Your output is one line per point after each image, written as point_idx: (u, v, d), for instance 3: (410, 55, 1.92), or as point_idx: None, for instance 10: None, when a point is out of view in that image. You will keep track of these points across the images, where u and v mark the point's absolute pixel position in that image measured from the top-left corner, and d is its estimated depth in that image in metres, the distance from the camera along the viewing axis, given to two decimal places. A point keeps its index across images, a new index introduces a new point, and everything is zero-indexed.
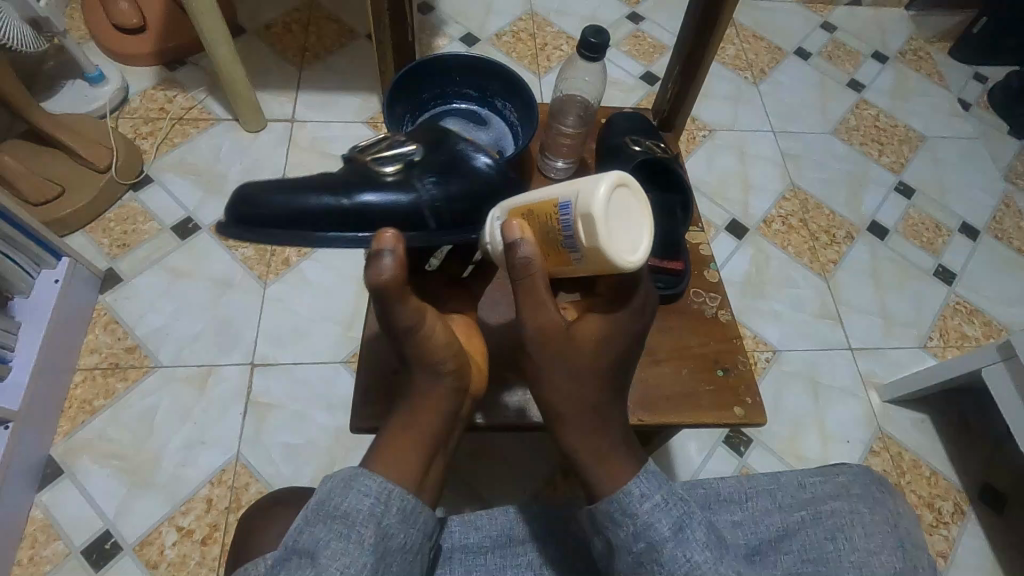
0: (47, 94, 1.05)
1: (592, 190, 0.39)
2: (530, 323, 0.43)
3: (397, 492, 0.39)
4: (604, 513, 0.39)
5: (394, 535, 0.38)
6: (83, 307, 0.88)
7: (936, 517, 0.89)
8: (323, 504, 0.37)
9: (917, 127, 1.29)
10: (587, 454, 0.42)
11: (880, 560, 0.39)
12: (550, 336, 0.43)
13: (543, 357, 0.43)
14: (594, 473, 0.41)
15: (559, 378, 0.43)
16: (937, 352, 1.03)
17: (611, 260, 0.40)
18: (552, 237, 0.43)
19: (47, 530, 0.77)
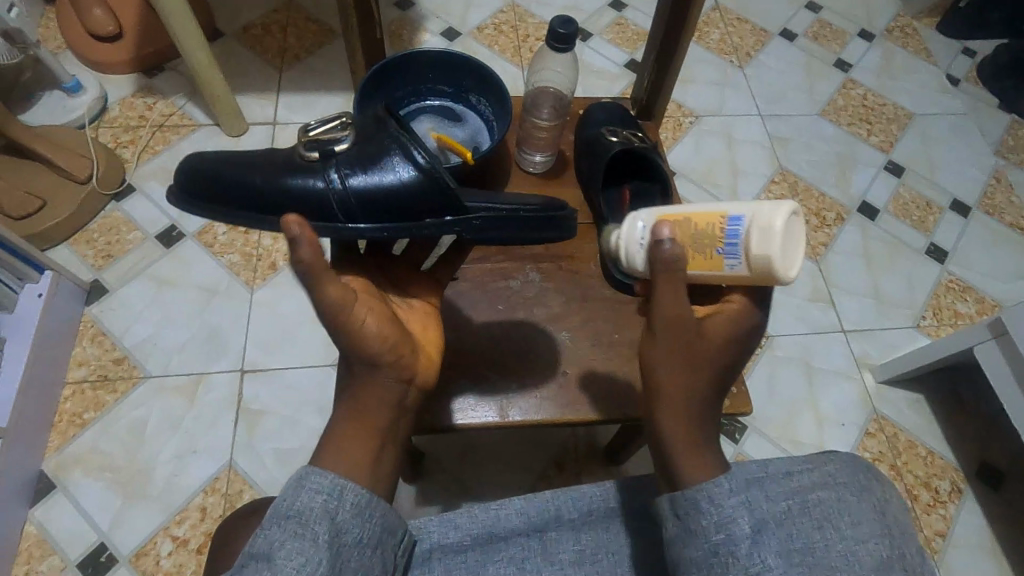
0: (24, 107, 1.04)
1: (768, 214, 0.43)
2: (664, 309, 0.43)
3: (348, 487, 0.40)
4: (689, 500, 0.41)
5: (349, 530, 0.39)
6: (68, 320, 0.88)
7: (933, 497, 0.89)
8: (278, 506, 0.38)
9: (905, 104, 1.27)
10: (681, 444, 0.43)
11: (870, 559, 0.37)
12: (676, 328, 0.43)
13: (665, 347, 0.44)
14: (684, 468, 0.42)
15: (666, 360, 0.44)
16: (930, 331, 1.03)
17: (772, 270, 0.43)
18: (704, 244, 0.45)
19: (42, 545, 0.77)
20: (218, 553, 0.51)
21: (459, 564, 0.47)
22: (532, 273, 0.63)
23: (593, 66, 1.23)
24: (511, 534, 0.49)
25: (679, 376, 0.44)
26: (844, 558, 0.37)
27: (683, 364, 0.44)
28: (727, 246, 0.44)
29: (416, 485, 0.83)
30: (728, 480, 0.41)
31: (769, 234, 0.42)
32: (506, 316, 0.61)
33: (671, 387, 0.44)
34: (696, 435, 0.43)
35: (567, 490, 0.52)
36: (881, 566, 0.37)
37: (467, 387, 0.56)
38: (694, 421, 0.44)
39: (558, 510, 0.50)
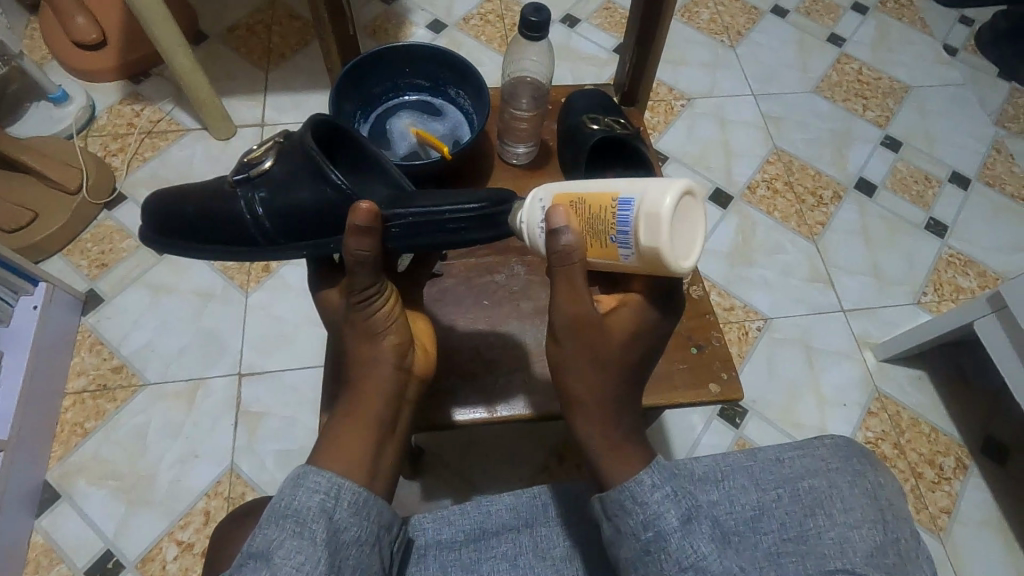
0: (12, 119, 1.04)
1: (659, 198, 0.40)
2: (562, 313, 0.43)
3: (346, 487, 0.40)
4: (616, 501, 0.39)
5: (347, 529, 0.39)
6: (65, 331, 0.88)
7: (937, 474, 0.88)
8: (274, 503, 0.38)
9: (901, 77, 1.25)
10: (600, 444, 0.42)
11: (861, 541, 0.39)
12: (578, 328, 0.43)
13: (573, 347, 0.44)
14: (611, 464, 0.41)
15: (576, 362, 0.44)
16: (932, 307, 1.01)
17: (666, 261, 0.40)
18: (597, 231, 0.43)
19: (50, 554, 0.78)
20: (213, 557, 0.51)
21: (451, 560, 0.47)
22: (518, 267, 0.62)
23: (582, 52, 1.21)
24: (503, 529, 0.49)
25: (587, 377, 0.43)
26: (834, 542, 0.39)
27: (597, 362, 0.44)
28: (619, 232, 0.42)
29: (417, 482, 0.83)
30: (653, 474, 0.39)
31: (658, 221, 0.39)
32: (492, 310, 0.60)
33: (590, 391, 0.43)
34: (619, 428, 0.43)
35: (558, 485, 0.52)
36: (873, 549, 0.39)
37: (457, 383, 0.56)
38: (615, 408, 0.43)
39: (549, 506, 0.50)
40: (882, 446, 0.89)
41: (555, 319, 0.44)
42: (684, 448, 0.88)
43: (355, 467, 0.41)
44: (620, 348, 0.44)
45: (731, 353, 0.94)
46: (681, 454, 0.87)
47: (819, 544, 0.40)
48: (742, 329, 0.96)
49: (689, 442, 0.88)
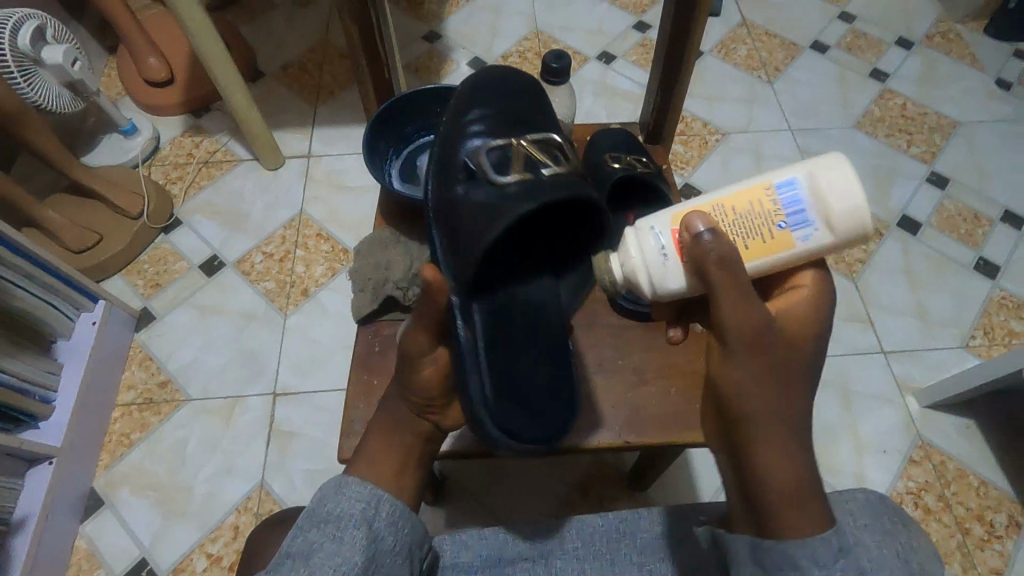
0: (85, 149, 1.13)
1: (821, 170, 0.41)
2: (733, 322, 0.39)
3: (385, 499, 0.42)
4: (779, 555, 0.37)
5: (383, 537, 0.41)
6: (119, 346, 0.94)
7: (987, 531, 0.82)
8: (318, 508, 0.41)
9: (949, 113, 1.22)
10: (780, 479, 0.38)
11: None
12: (755, 335, 0.39)
13: (747, 357, 0.40)
14: (783, 514, 0.37)
15: (749, 378, 0.40)
16: (981, 352, 0.96)
17: (850, 226, 0.41)
18: (754, 226, 0.43)
19: (90, 559, 0.82)
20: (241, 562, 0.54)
21: None
22: None
23: (617, 88, 1.24)
24: (518, 558, 0.48)
25: (769, 394, 0.39)
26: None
27: (763, 376, 0.40)
28: (789, 218, 0.42)
29: (438, 508, 0.84)
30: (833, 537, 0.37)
31: (834, 189, 0.41)
32: None
33: (764, 412, 0.39)
34: (803, 452, 0.39)
35: (573, 518, 0.50)
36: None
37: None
38: (788, 432, 0.39)
39: (563, 539, 0.49)
40: (925, 498, 0.84)
41: (724, 327, 0.40)
42: (709, 489, 0.85)
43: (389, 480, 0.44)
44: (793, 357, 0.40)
45: None
46: (706, 494, 0.85)
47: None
48: None
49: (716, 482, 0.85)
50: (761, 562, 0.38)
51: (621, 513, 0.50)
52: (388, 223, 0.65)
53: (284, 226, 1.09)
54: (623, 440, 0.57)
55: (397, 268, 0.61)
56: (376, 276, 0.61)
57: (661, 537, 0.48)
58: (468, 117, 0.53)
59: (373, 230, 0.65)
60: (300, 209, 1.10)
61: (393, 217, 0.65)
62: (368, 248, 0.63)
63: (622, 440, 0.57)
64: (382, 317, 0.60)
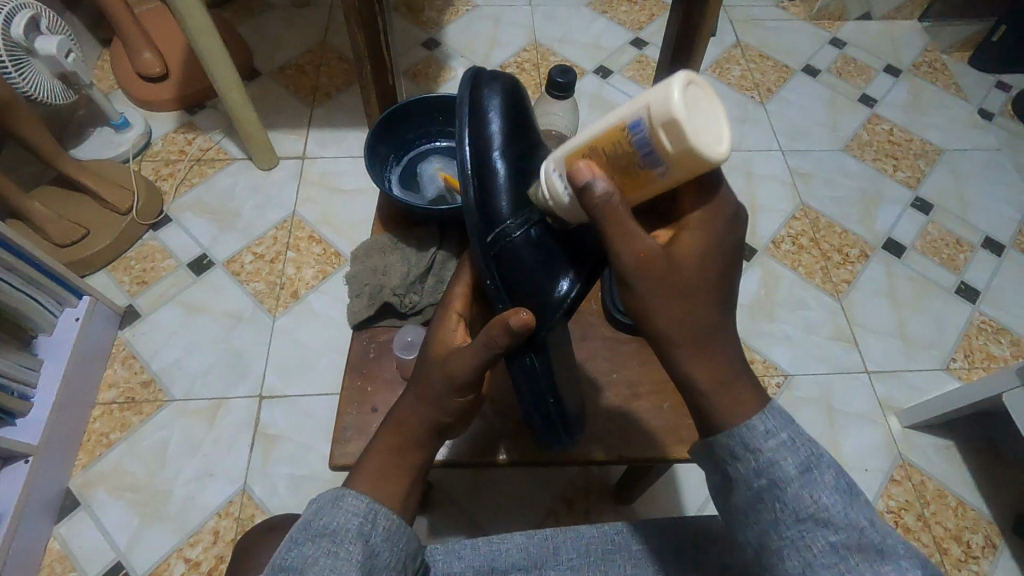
0: (75, 141, 1.11)
1: (662, 95, 0.32)
2: (625, 254, 0.34)
3: (383, 511, 0.40)
4: (723, 446, 0.35)
5: (380, 553, 0.38)
6: (102, 343, 0.92)
7: (964, 551, 0.84)
8: (311, 522, 0.38)
9: (934, 140, 1.25)
10: (709, 385, 0.35)
11: (845, 520, 0.33)
12: (650, 265, 0.34)
13: (650, 287, 0.35)
14: (721, 409, 0.35)
15: (657, 300, 0.35)
16: (961, 374, 0.98)
17: (702, 154, 0.32)
18: (626, 166, 0.36)
19: (63, 561, 0.79)
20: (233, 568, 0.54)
21: None
22: None
23: (613, 102, 1.25)
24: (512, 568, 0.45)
25: (678, 316, 0.35)
26: (802, 484, 0.34)
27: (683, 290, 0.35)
28: (644, 157, 0.34)
29: (423, 515, 0.83)
30: (767, 419, 0.35)
31: (678, 116, 0.31)
32: None
33: (681, 327, 0.35)
34: (723, 359, 0.35)
35: (570, 529, 0.48)
36: (847, 537, 0.32)
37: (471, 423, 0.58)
38: (716, 342, 0.35)
39: (558, 549, 0.46)
40: (905, 517, 0.86)
41: (617, 267, 0.35)
42: (695, 505, 0.86)
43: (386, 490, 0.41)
44: (701, 259, 0.35)
45: None
46: (691, 509, 0.85)
47: (787, 505, 0.33)
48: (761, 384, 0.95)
49: (701, 497, 0.86)
50: (715, 457, 0.36)
51: (620, 526, 0.48)
52: (386, 229, 0.65)
53: (276, 226, 1.08)
54: (615, 454, 0.57)
55: (394, 275, 0.61)
56: (373, 282, 0.61)
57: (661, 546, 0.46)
58: (496, 146, 0.45)
59: (370, 236, 0.64)
60: (292, 210, 1.10)
61: (391, 223, 0.65)
62: (365, 254, 0.63)
63: (614, 454, 0.57)
64: (378, 322, 0.60)
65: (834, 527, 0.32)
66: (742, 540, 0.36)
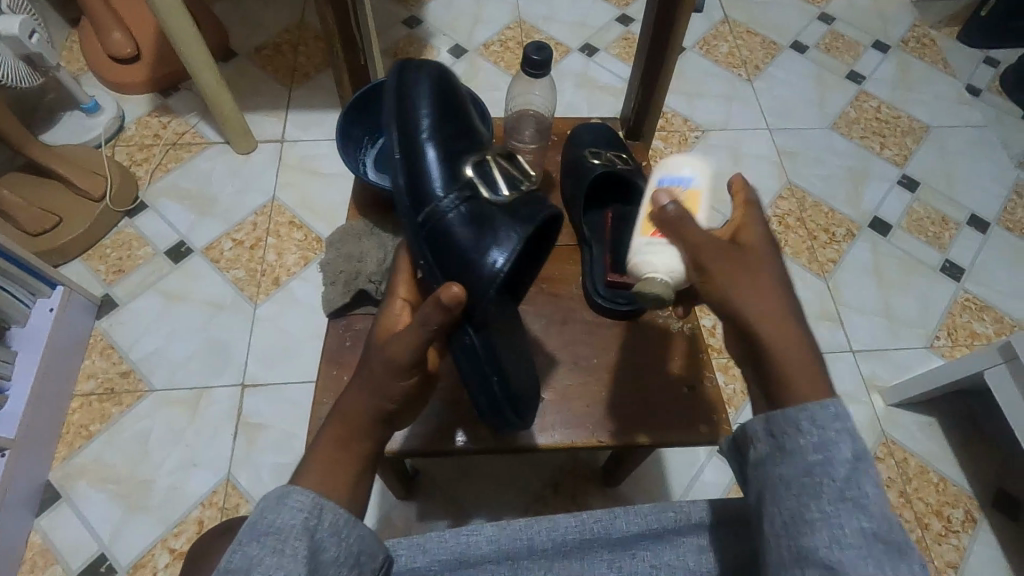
0: (44, 126, 1.08)
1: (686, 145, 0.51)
2: (705, 247, 0.41)
3: (329, 507, 0.39)
4: (787, 419, 0.37)
5: (326, 548, 0.38)
6: (79, 334, 0.90)
7: (945, 526, 0.85)
8: (255, 521, 0.37)
9: (921, 117, 1.24)
10: (789, 366, 0.38)
11: (878, 509, 0.34)
12: (729, 257, 0.41)
13: (728, 276, 0.40)
14: (795, 387, 0.37)
15: (742, 288, 0.40)
16: (945, 352, 0.99)
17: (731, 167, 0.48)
18: None
19: (45, 555, 0.79)
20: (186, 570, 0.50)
21: None
22: None
23: (599, 81, 1.23)
24: (483, 561, 0.45)
25: (761, 301, 0.39)
26: (847, 468, 0.35)
27: (750, 273, 0.40)
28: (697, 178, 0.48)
29: (409, 501, 0.83)
30: (840, 405, 0.37)
31: None
32: None
33: (758, 308, 0.39)
34: (799, 336, 0.39)
35: (545, 517, 0.46)
36: (877, 527, 0.34)
37: (439, 409, 0.57)
38: (787, 322, 0.39)
39: (532, 538, 0.45)
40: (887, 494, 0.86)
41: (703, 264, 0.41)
42: (680, 487, 0.86)
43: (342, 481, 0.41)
44: (767, 248, 0.42)
45: (735, 388, 0.93)
46: (677, 492, 0.85)
47: (831, 483, 0.35)
48: None
49: (686, 479, 0.86)
50: (772, 434, 0.37)
51: (599, 513, 0.46)
52: (361, 215, 0.64)
53: (256, 212, 1.06)
54: (598, 439, 0.57)
55: (370, 261, 0.60)
56: (349, 269, 0.60)
57: (639, 535, 0.45)
58: (424, 130, 0.50)
59: (346, 221, 0.63)
60: (271, 195, 1.07)
61: (367, 208, 0.64)
62: (341, 240, 0.62)
63: (596, 439, 0.57)
64: (354, 310, 0.58)
65: (865, 514, 0.34)
66: (774, 522, 0.36)
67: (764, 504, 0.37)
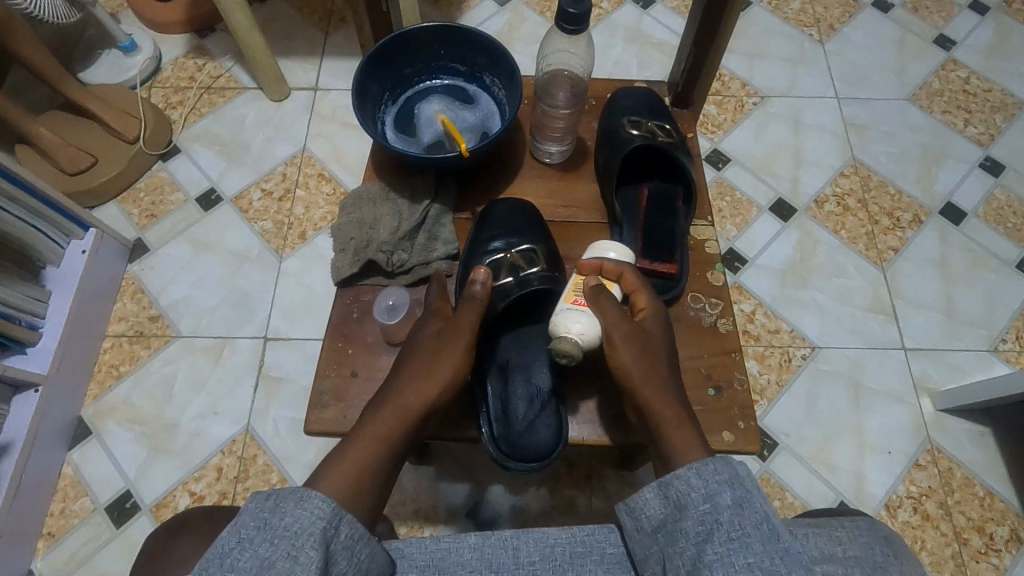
0: (83, 64, 1.07)
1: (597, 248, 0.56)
2: (620, 328, 0.50)
3: (347, 518, 0.39)
4: (677, 479, 0.41)
5: (337, 560, 0.37)
6: (111, 277, 0.92)
7: (985, 544, 0.79)
8: (274, 519, 0.36)
9: (1016, 91, 1.10)
10: (668, 431, 0.45)
11: (761, 544, 0.36)
12: (637, 339, 0.49)
13: (628, 352, 0.49)
14: (674, 449, 0.44)
15: (636, 365, 0.48)
16: (1011, 358, 0.90)
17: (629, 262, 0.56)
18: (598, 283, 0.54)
19: (76, 486, 0.82)
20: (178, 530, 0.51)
21: None
22: None
23: (652, 36, 1.13)
24: (464, 569, 0.44)
25: (650, 378, 0.48)
26: (731, 512, 0.38)
27: (645, 351, 0.49)
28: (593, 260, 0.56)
29: (422, 467, 0.83)
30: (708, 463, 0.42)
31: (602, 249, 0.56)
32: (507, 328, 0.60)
33: (649, 385, 0.48)
34: (674, 404, 0.47)
35: (535, 529, 0.46)
36: (762, 561, 0.35)
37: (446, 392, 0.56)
38: (669, 391, 0.48)
39: (518, 550, 0.44)
40: (926, 504, 0.81)
41: (617, 340, 0.49)
42: None
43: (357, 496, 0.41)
44: (661, 330, 0.52)
45: (768, 379, 0.87)
46: None
47: (720, 527, 0.37)
48: (784, 355, 0.89)
49: None
50: (665, 492, 0.41)
51: (591, 527, 0.46)
52: (377, 176, 0.64)
53: (285, 162, 1.04)
54: (608, 439, 0.55)
55: (383, 230, 0.61)
56: (360, 237, 0.60)
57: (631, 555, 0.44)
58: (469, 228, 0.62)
59: (362, 183, 0.63)
60: (302, 145, 1.05)
61: (385, 170, 0.64)
62: (355, 204, 0.62)
63: (607, 437, 0.55)
64: (362, 280, 0.60)
65: (752, 550, 0.36)
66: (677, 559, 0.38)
67: (669, 560, 0.39)
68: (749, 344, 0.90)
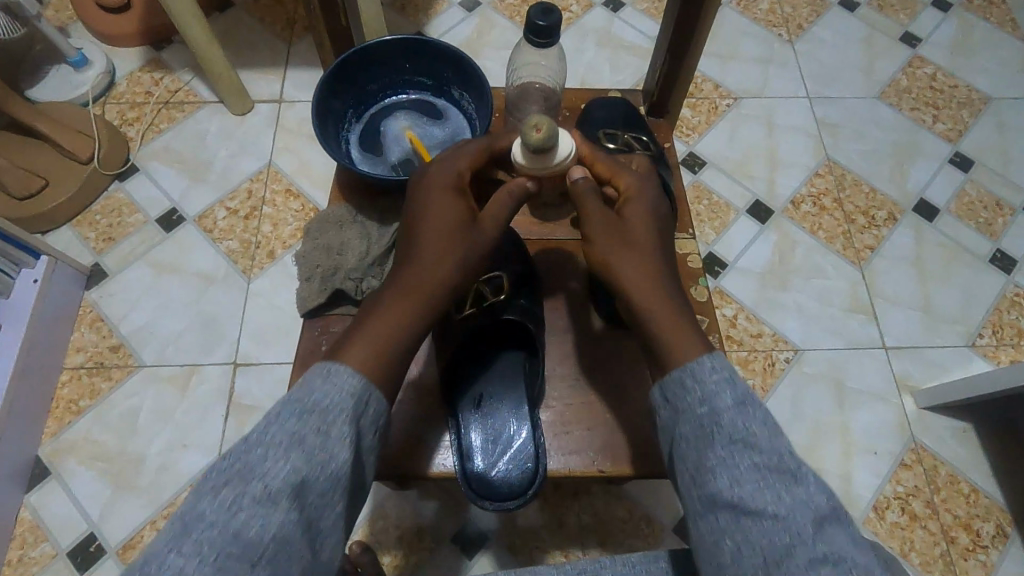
0: (30, 81, 1.02)
1: None
2: (598, 219, 0.48)
3: (373, 393, 0.42)
4: (675, 380, 0.43)
5: (363, 437, 0.41)
6: (67, 306, 0.87)
7: (972, 541, 0.79)
8: (303, 397, 0.40)
9: (981, 87, 1.12)
10: (665, 328, 0.44)
11: (762, 442, 0.40)
12: (615, 232, 0.48)
13: (613, 248, 0.47)
14: (675, 347, 0.44)
15: (622, 258, 0.47)
16: (988, 353, 0.91)
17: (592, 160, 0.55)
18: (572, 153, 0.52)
19: (36, 531, 0.78)
20: None
21: None
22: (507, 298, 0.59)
23: (623, 39, 1.12)
24: None
25: (638, 271, 0.46)
26: (734, 411, 0.41)
27: (631, 243, 0.47)
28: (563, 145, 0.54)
29: (404, 491, 0.80)
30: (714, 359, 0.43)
31: None
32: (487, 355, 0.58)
33: (639, 273, 0.46)
34: (672, 300, 0.45)
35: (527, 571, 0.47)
36: (765, 462, 0.39)
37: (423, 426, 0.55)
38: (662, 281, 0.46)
39: None
40: (912, 504, 0.81)
41: (596, 232, 0.48)
42: None
43: (382, 369, 0.42)
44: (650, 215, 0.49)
45: (753, 384, 0.86)
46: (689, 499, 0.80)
47: (723, 429, 0.40)
48: (768, 359, 0.88)
49: None
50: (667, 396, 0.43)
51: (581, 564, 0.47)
52: (343, 199, 0.61)
53: (250, 178, 1.00)
54: (595, 467, 0.54)
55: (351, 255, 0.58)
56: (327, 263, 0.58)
57: None
58: None
59: (326, 206, 0.60)
60: (267, 160, 1.01)
61: (351, 191, 0.61)
62: (320, 229, 0.60)
63: (595, 465, 0.54)
64: (330, 310, 0.57)
65: (757, 452, 0.39)
66: (682, 468, 0.41)
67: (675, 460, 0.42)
68: (733, 349, 0.89)
